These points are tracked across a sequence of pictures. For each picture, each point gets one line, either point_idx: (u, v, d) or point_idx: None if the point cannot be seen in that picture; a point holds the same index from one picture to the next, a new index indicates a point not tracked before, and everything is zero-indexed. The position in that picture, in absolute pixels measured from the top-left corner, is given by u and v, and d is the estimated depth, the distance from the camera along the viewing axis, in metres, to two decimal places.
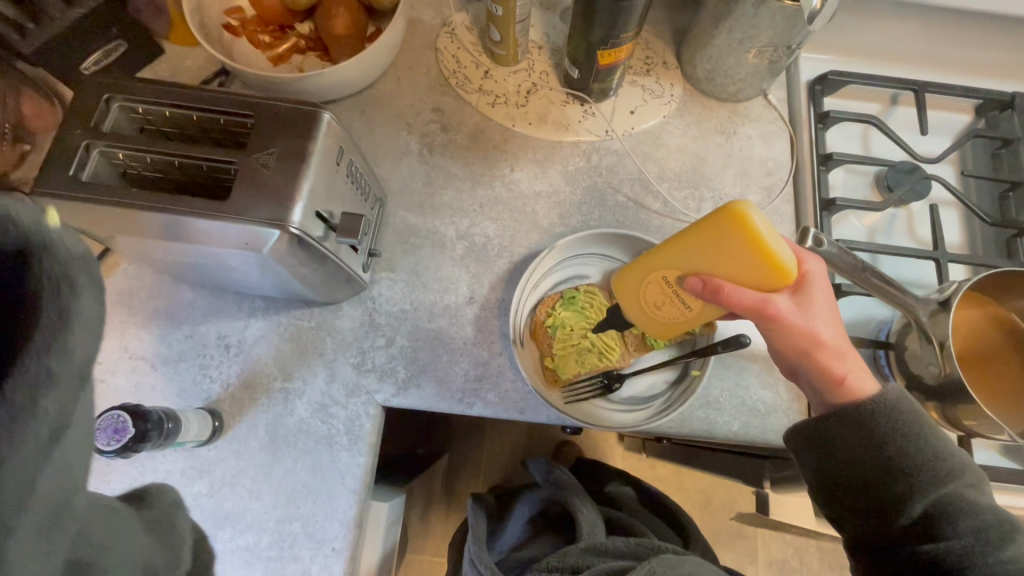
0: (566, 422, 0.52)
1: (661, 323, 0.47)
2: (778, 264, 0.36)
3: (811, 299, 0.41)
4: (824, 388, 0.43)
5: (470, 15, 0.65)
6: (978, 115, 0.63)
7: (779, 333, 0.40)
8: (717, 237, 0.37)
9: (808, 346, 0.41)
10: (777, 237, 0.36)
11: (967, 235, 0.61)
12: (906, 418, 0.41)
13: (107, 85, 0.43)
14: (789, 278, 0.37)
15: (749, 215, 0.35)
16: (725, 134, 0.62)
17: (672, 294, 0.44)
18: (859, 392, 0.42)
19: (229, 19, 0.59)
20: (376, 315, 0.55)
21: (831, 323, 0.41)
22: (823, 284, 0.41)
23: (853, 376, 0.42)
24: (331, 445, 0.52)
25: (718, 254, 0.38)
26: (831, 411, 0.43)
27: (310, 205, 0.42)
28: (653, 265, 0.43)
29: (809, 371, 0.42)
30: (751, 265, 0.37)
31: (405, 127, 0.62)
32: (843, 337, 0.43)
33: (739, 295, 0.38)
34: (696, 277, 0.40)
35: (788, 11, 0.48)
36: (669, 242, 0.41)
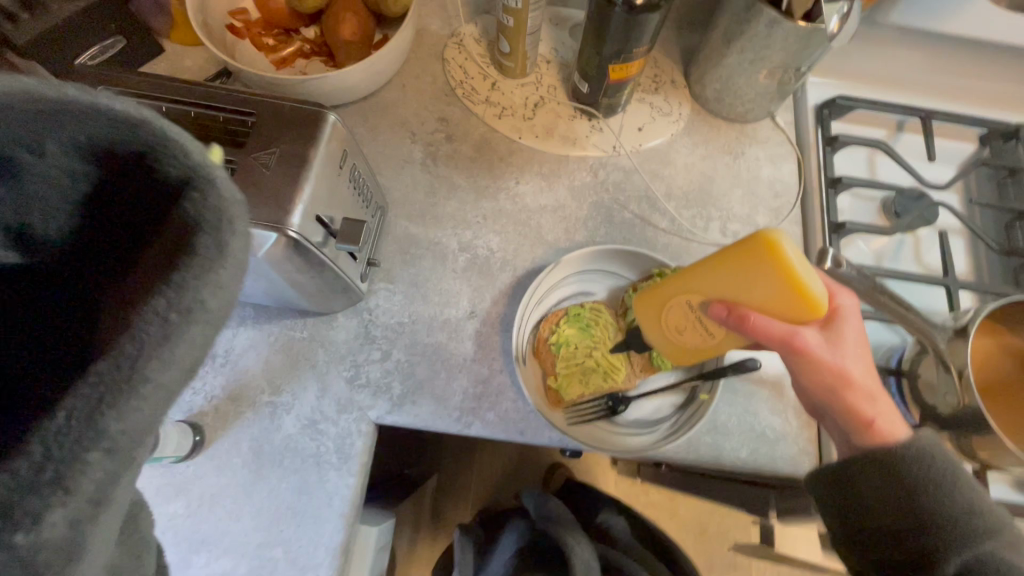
0: (569, 445, 0.50)
1: (682, 349, 0.47)
2: (807, 296, 0.36)
3: (841, 335, 0.40)
4: (847, 427, 0.41)
5: (478, 27, 0.65)
6: (983, 144, 0.63)
7: (805, 367, 0.40)
8: (745, 263, 0.37)
9: (836, 384, 0.40)
10: (807, 269, 0.35)
11: (974, 263, 0.60)
12: (934, 468, 0.39)
13: (104, 78, 0.42)
14: (819, 311, 0.37)
15: (779, 243, 0.35)
16: (733, 154, 0.62)
17: (695, 319, 0.44)
18: (886, 436, 0.41)
19: (232, 20, 0.58)
20: (372, 327, 0.53)
21: (862, 362, 0.40)
22: (855, 320, 0.40)
23: (882, 420, 0.41)
24: (319, 463, 0.49)
25: (744, 280, 0.38)
26: (855, 454, 0.41)
27: (309, 209, 0.40)
28: (678, 288, 0.43)
29: (835, 411, 0.41)
30: (778, 295, 0.36)
31: (409, 135, 0.60)
32: (875, 379, 0.41)
33: (764, 325, 0.38)
34: (723, 303, 0.40)
35: (803, 32, 0.48)
36: (697, 266, 0.42)
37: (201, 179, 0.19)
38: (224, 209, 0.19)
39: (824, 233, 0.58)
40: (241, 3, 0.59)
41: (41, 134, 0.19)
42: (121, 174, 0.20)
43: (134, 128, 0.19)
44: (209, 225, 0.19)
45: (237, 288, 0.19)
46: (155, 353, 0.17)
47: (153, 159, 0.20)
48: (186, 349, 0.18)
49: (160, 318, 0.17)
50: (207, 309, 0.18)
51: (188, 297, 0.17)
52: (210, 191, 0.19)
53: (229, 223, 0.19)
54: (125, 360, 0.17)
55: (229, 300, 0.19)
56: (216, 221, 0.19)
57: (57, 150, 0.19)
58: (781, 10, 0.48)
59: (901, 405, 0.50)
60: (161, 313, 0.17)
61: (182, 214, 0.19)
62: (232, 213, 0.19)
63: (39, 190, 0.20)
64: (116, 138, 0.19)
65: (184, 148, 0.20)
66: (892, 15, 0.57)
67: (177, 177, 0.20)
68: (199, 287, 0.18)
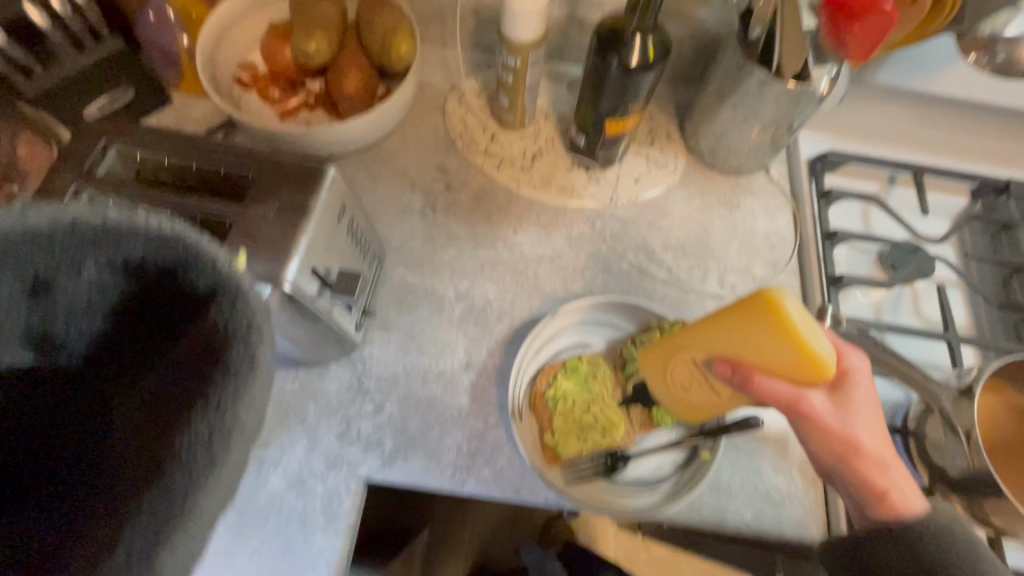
0: (566, 507, 0.48)
1: (690, 407, 0.46)
2: (812, 358, 0.35)
3: (853, 400, 0.39)
4: (861, 499, 0.40)
5: (479, 82, 0.67)
6: (975, 199, 0.64)
7: (814, 433, 0.39)
8: (747, 323, 0.36)
9: (847, 452, 0.39)
10: (813, 330, 0.35)
11: (974, 316, 0.60)
12: (953, 547, 0.39)
13: (107, 130, 0.42)
14: (826, 372, 0.35)
15: (781, 303, 0.34)
16: (728, 206, 0.62)
17: (700, 377, 0.43)
18: (903, 509, 0.40)
19: (240, 73, 0.60)
20: (365, 378, 0.52)
21: (874, 430, 0.39)
22: (866, 384, 0.40)
23: (895, 491, 0.40)
24: (305, 524, 0.47)
25: (749, 339, 0.37)
26: (870, 526, 0.40)
27: (306, 261, 0.39)
28: (681, 345, 0.42)
29: (848, 482, 0.40)
30: (783, 356, 0.36)
31: (409, 185, 0.61)
32: (888, 448, 0.40)
33: (769, 387, 0.37)
34: (729, 362, 0.39)
35: (793, 92, 0.49)
36: (700, 323, 0.41)
37: (228, 288, 0.26)
38: (252, 317, 0.26)
39: (822, 284, 0.58)
40: (249, 57, 0.61)
41: (86, 257, 0.25)
42: (149, 277, 0.27)
43: (168, 244, 0.26)
44: (242, 336, 0.26)
45: (264, 397, 0.27)
46: (206, 474, 0.24)
47: (182, 268, 0.26)
48: (229, 465, 0.25)
49: (209, 441, 0.24)
50: (242, 425, 0.25)
51: (231, 421, 0.25)
52: (239, 299, 0.26)
53: (256, 332, 0.26)
54: (182, 477, 0.24)
55: (258, 411, 0.26)
56: (246, 330, 0.26)
57: (96, 269, 0.26)
58: (772, 69, 0.49)
59: (910, 466, 0.49)
60: (209, 437, 0.24)
61: (215, 320, 0.26)
62: (258, 321, 0.26)
63: (78, 298, 0.26)
64: (150, 253, 0.26)
65: (212, 260, 0.26)
66: (880, 75, 0.59)
67: (203, 283, 0.26)
68: (239, 408, 0.25)
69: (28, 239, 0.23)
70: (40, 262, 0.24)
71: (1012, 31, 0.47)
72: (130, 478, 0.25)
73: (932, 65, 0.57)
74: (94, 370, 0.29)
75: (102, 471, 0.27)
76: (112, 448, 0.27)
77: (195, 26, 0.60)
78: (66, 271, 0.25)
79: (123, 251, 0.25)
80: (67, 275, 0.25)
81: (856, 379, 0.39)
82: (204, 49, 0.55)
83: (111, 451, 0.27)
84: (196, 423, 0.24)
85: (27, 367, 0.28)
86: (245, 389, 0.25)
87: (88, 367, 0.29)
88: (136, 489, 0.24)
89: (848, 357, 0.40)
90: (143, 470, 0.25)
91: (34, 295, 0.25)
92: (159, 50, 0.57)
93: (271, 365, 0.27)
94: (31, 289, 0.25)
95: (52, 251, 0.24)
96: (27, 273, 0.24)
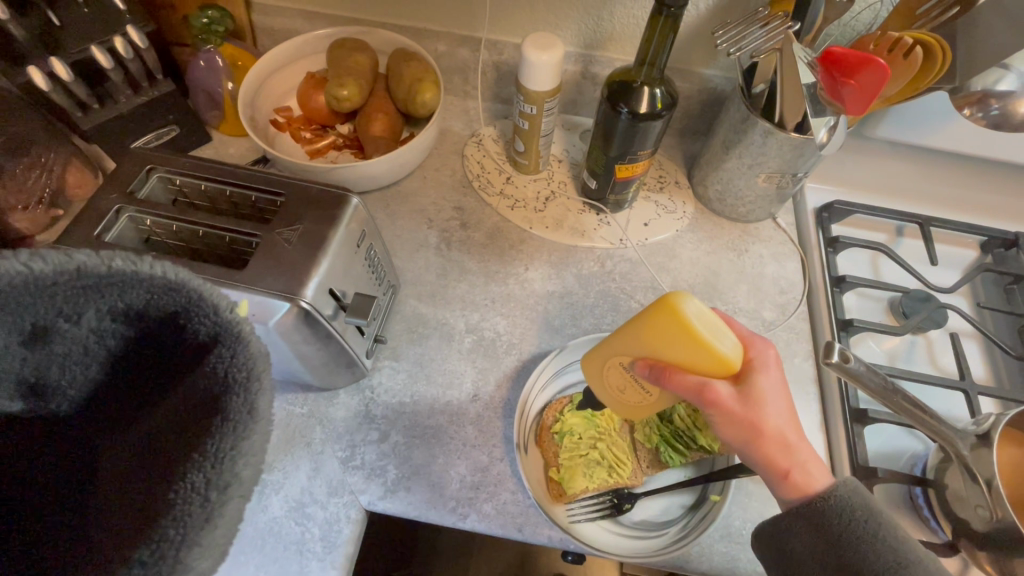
0: (570, 547, 0.46)
1: (626, 408, 0.45)
2: (712, 352, 0.37)
3: (759, 388, 0.39)
4: (768, 481, 0.40)
5: (498, 129, 0.71)
6: (984, 251, 0.65)
7: (717, 419, 0.39)
8: (652, 326, 0.38)
9: (750, 434, 0.39)
10: (712, 328, 0.37)
11: (991, 368, 0.58)
12: (858, 515, 0.38)
13: (153, 158, 0.46)
14: (731, 368, 0.38)
15: (676, 302, 0.36)
16: (737, 252, 0.63)
17: (629, 379, 0.43)
18: (810, 488, 0.39)
19: (276, 116, 0.64)
20: (373, 406, 0.52)
21: (781, 413, 0.39)
22: (773, 372, 0.39)
23: (798, 470, 0.39)
24: (301, 552, 0.46)
25: (658, 339, 0.38)
26: (784, 507, 0.40)
27: (324, 282, 0.41)
28: (607, 351, 0.43)
29: (751, 461, 0.40)
30: (686, 351, 0.37)
31: (426, 222, 0.64)
32: (795, 428, 0.40)
33: (675, 378, 0.38)
34: (646, 361, 0.40)
35: (795, 141, 0.52)
36: (617, 328, 0.42)
37: (231, 334, 0.28)
38: (251, 362, 0.27)
39: (833, 332, 0.57)
40: (286, 101, 0.66)
41: (87, 304, 0.27)
42: (153, 322, 0.29)
43: (169, 290, 0.28)
44: (241, 383, 0.27)
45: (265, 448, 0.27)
46: (199, 536, 0.24)
47: (185, 313, 0.28)
48: (224, 525, 0.24)
49: (206, 497, 0.24)
50: (241, 480, 0.25)
51: (227, 475, 0.25)
52: (238, 344, 0.27)
53: (256, 381, 0.27)
54: (177, 542, 0.24)
55: (257, 466, 0.26)
56: (246, 379, 0.27)
57: (92, 315, 0.28)
58: (774, 121, 0.52)
59: (930, 518, 0.47)
60: (206, 492, 0.24)
61: (220, 364, 0.27)
62: (257, 368, 0.27)
63: (74, 342, 0.28)
64: (152, 299, 0.28)
65: (215, 307, 0.28)
66: (879, 129, 0.61)
67: (206, 329, 0.28)
68: (236, 461, 0.25)
69: (29, 286, 0.25)
70: (39, 308, 0.26)
71: (1004, 87, 0.51)
72: (129, 534, 0.25)
73: (930, 117, 0.59)
74: (98, 410, 0.32)
75: (109, 511, 0.29)
76: (119, 493, 0.29)
77: (240, 72, 0.65)
78: (66, 319, 0.27)
79: (124, 297, 0.27)
80: (67, 321, 0.27)
81: (759, 368, 0.39)
82: (247, 93, 0.61)
83: (117, 497, 0.29)
84: (198, 480, 0.25)
85: (31, 413, 0.31)
86: (245, 441, 0.26)
87: (84, 404, 0.31)
88: (132, 551, 0.24)
89: (753, 347, 0.40)
90: (139, 524, 0.25)
91: (33, 342, 0.28)
92: (205, 92, 0.63)
93: (272, 412, 0.27)
94: (29, 338, 0.27)
95: (60, 298, 0.26)
96: (26, 321, 0.26)
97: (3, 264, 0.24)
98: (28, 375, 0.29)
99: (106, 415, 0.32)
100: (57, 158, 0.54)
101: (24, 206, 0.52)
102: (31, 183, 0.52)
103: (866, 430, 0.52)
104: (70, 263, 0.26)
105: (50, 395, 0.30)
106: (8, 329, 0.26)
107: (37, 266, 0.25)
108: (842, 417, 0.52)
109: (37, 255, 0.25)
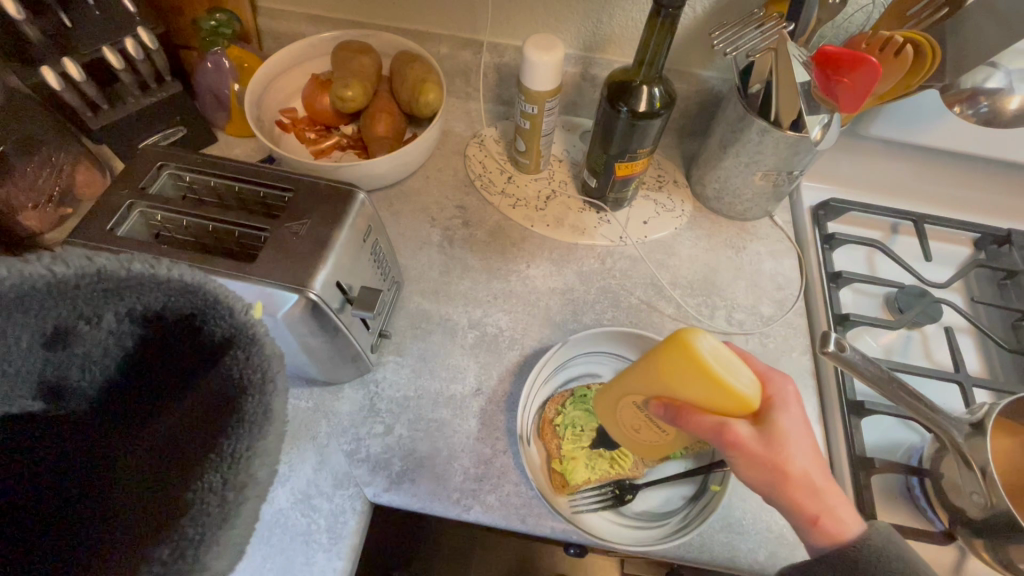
0: (572, 538, 0.47)
1: (642, 444, 0.48)
2: (731, 392, 0.38)
3: (780, 428, 0.39)
4: (797, 527, 0.40)
5: (499, 130, 0.72)
6: (978, 248, 0.66)
7: (741, 462, 0.39)
8: (667, 366, 0.39)
9: (776, 477, 0.39)
10: (728, 366, 0.37)
11: (986, 362, 0.59)
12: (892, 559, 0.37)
13: (164, 155, 0.47)
14: (750, 407, 0.38)
15: (691, 340, 0.37)
16: (735, 249, 0.65)
17: (646, 419, 0.45)
18: (840, 534, 0.39)
19: (282, 117, 0.66)
20: (377, 400, 0.53)
21: (806, 455, 0.39)
22: (794, 410, 0.40)
23: (829, 516, 0.39)
24: (308, 544, 0.46)
25: (674, 379, 0.39)
26: (814, 555, 0.39)
27: (331, 275, 0.42)
28: (621, 391, 0.45)
29: (780, 506, 0.40)
30: (704, 392, 0.38)
31: (429, 220, 0.65)
32: (820, 470, 0.40)
33: (694, 419, 0.39)
34: (663, 401, 0.41)
35: (791, 139, 0.53)
36: (631, 370, 0.43)
37: (245, 336, 0.29)
38: (265, 365, 0.28)
39: (829, 324, 0.58)
40: (290, 102, 0.67)
41: (107, 307, 0.28)
42: (167, 324, 0.30)
43: (186, 293, 0.29)
44: (256, 385, 0.28)
45: (278, 449, 0.28)
46: (217, 535, 0.25)
47: (201, 315, 0.29)
48: (240, 525, 0.25)
49: (223, 497, 0.25)
50: (257, 480, 0.26)
51: (244, 475, 0.26)
52: (253, 346, 0.29)
53: (270, 383, 0.28)
54: (194, 542, 0.24)
55: (271, 467, 0.27)
56: (260, 382, 0.28)
57: (112, 317, 0.29)
58: (770, 120, 0.53)
59: (927, 508, 0.48)
60: (223, 492, 0.25)
61: (236, 364, 0.28)
62: (271, 370, 0.28)
63: (91, 345, 0.29)
64: (169, 302, 0.29)
65: (231, 311, 0.29)
66: (873, 128, 0.63)
67: (222, 331, 0.29)
68: (252, 461, 0.26)
69: (50, 288, 0.27)
70: (61, 311, 0.27)
71: (992, 84, 0.53)
72: (145, 531, 0.26)
73: (923, 117, 0.60)
74: (110, 412, 0.32)
75: (115, 513, 0.29)
76: (127, 493, 0.29)
77: (246, 74, 0.66)
78: (86, 321, 0.28)
79: (143, 300, 0.29)
80: (87, 323, 0.28)
81: (779, 406, 0.40)
82: (253, 94, 0.62)
83: (125, 497, 0.29)
84: (216, 482, 0.26)
85: (42, 416, 0.30)
86: (261, 441, 0.27)
87: (99, 412, 0.32)
88: (147, 550, 0.25)
89: (772, 386, 0.41)
90: (155, 523, 0.26)
91: (53, 344, 0.28)
92: (212, 94, 0.64)
93: (285, 414, 0.28)
94: (50, 340, 0.28)
95: (81, 300, 0.28)
96: (48, 323, 0.27)
97: (30, 268, 0.26)
98: (50, 377, 0.29)
99: (118, 418, 0.32)
100: (66, 158, 0.54)
101: (34, 205, 0.52)
102: (41, 181, 0.53)
103: (863, 422, 0.53)
104: (91, 267, 0.27)
105: (69, 398, 0.31)
106: (31, 330, 0.27)
107: (60, 270, 0.27)
108: (840, 410, 0.53)
109: (59, 260, 0.27)
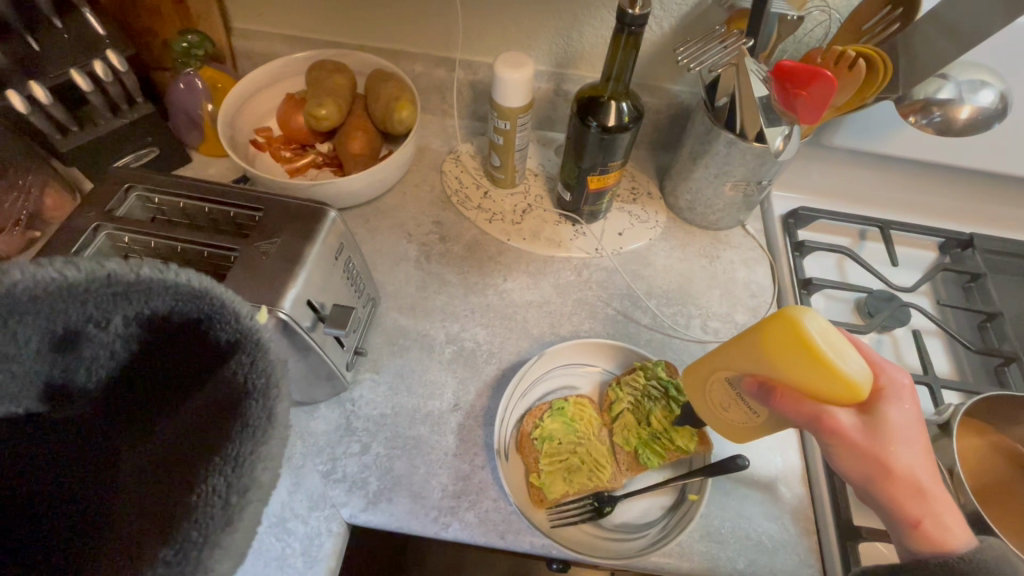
0: (553, 553, 0.46)
1: (730, 427, 0.46)
2: (835, 374, 0.35)
3: (885, 417, 0.38)
4: (892, 527, 0.39)
5: (475, 146, 0.73)
6: (942, 252, 0.68)
7: (839, 450, 0.39)
8: (766, 340, 0.38)
9: (877, 472, 0.38)
10: (836, 349, 0.36)
11: (954, 363, 0.61)
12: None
13: (131, 177, 0.47)
14: (858, 395, 0.36)
15: (797, 318, 0.36)
16: (708, 258, 0.66)
17: (735, 397, 0.44)
18: (943, 543, 0.37)
19: (256, 136, 0.66)
20: (354, 419, 0.52)
21: (911, 452, 0.38)
22: (903, 404, 0.39)
23: (931, 521, 0.38)
24: (283, 569, 0.44)
25: (770, 356, 0.38)
26: (913, 558, 0.38)
27: (302, 293, 0.42)
28: (713, 365, 0.45)
29: (875, 501, 0.39)
30: (803, 372, 0.36)
31: (405, 236, 0.65)
32: (927, 472, 0.39)
33: (788, 397, 0.38)
34: (756, 377, 0.40)
35: (756, 150, 0.54)
36: (727, 342, 0.43)
37: (251, 340, 0.28)
38: (270, 370, 0.27)
39: None
40: (265, 122, 0.67)
41: (115, 310, 0.27)
42: (174, 326, 0.28)
43: (194, 297, 0.28)
44: (260, 390, 0.26)
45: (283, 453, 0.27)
46: (221, 537, 0.24)
47: (208, 321, 0.28)
48: (243, 528, 0.24)
49: (227, 500, 0.24)
50: (260, 484, 0.25)
51: (247, 478, 0.25)
52: (259, 352, 0.28)
53: (275, 389, 0.27)
54: (198, 545, 0.23)
55: (275, 470, 0.26)
56: (265, 388, 0.27)
57: (119, 322, 0.28)
58: (736, 132, 0.54)
59: None
60: (226, 496, 0.24)
61: (241, 369, 0.27)
62: (276, 376, 0.27)
63: (98, 348, 0.28)
64: (176, 306, 0.28)
65: (237, 313, 0.28)
66: (837, 137, 0.64)
67: (228, 335, 0.28)
68: (256, 465, 0.25)
69: (63, 292, 0.25)
70: (70, 314, 0.26)
71: (944, 94, 0.54)
72: (151, 531, 0.26)
73: (884, 125, 0.62)
74: (118, 417, 0.31)
75: (130, 515, 0.29)
76: (135, 497, 0.29)
77: (220, 94, 0.66)
78: (95, 324, 0.27)
79: (146, 303, 0.27)
80: (97, 326, 0.27)
81: (890, 398, 0.39)
82: (226, 112, 0.62)
83: (134, 502, 0.29)
84: (219, 485, 0.24)
85: (47, 416, 0.30)
86: (264, 445, 0.26)
87: (109, 415, 0.31)
88: (154, 550, 0.24)
89: (880, 373, 0.40)
90: (161, 525, 0.25)
91: (62, 350, 0.27)
92: (185, 114, 0.64)
93: (290, 420, 0.27)
94: (58, 343, 0.27)
95: (90, 301, 0.26)
96: (56, 325, 0.26)
97: (40, 271, 0.25)
98: (56, 375, 0.28)
99: (124, 422, 0.31)
100: (35, 181, 0.54)
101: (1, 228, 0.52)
102: (7, 205, 0.52)
103: None
104: (99, 271, 0.26)
105: (73, 400, 0.30)
106: (40, 332, 0.26)
107: (71, 273, 0.25)
108: None
109: (71, 263, 0.25)
